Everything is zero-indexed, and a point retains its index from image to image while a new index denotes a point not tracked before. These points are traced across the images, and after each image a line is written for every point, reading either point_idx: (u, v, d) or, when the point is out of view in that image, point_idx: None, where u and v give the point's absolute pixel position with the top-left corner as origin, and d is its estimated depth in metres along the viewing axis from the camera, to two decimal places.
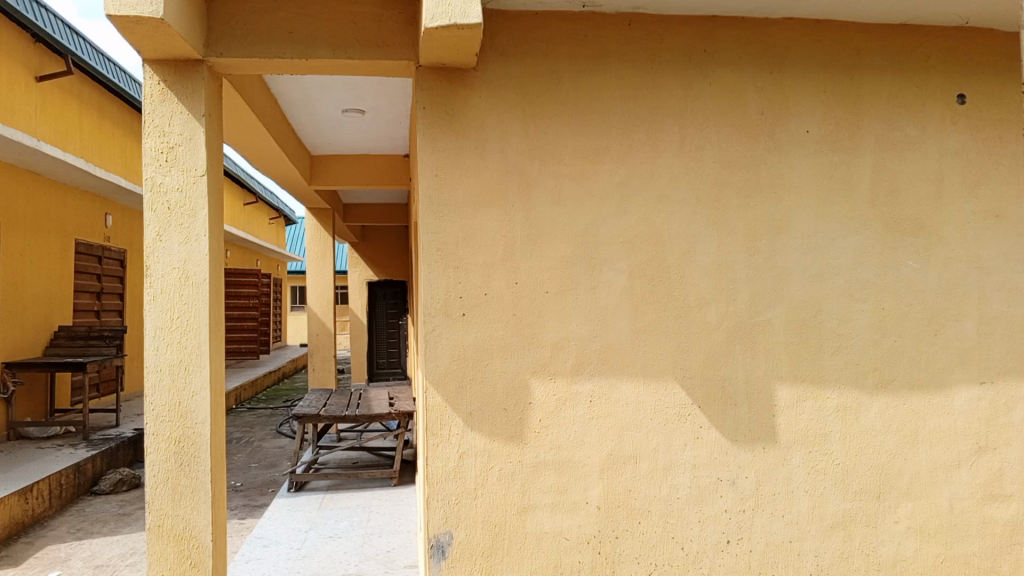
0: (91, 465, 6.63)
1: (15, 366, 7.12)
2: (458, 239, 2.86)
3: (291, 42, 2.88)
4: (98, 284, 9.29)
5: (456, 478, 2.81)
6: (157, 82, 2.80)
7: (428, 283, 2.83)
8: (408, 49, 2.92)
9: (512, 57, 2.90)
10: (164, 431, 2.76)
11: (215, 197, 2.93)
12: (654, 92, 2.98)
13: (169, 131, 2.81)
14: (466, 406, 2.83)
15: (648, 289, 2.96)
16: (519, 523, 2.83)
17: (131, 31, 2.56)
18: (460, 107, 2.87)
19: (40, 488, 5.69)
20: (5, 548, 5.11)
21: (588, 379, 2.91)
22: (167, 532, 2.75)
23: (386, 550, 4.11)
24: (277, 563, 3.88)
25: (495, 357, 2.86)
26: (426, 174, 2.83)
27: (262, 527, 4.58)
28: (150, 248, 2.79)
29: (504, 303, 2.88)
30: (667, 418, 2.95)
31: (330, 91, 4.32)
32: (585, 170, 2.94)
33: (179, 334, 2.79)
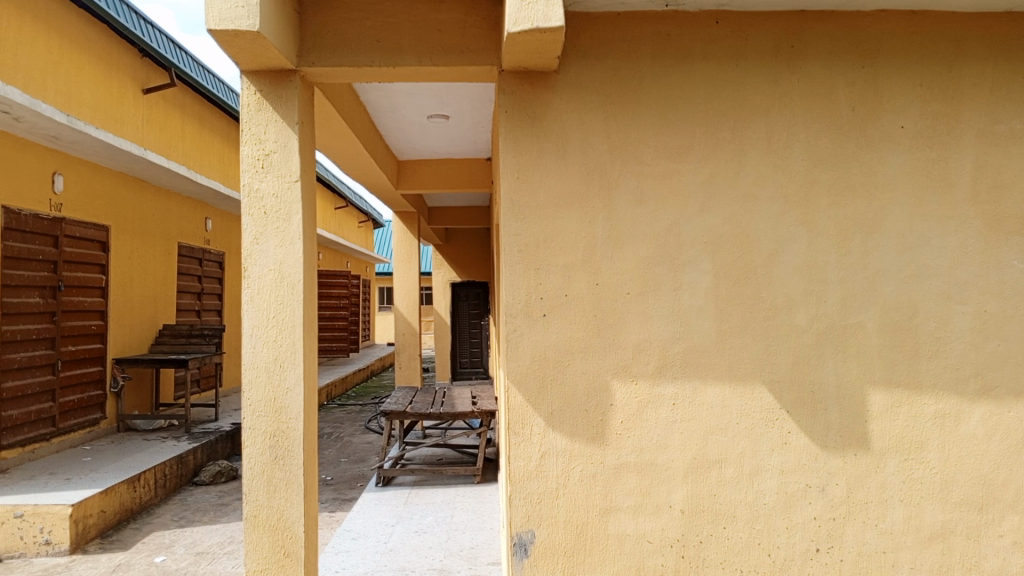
0: (192, 457, 6.99)
1: (124, 362, 7.57)
2: (539, 240, 2.88)
3: (378, 50, 2.97)
4: (199, 285, 9.78)
5: (539, 478, 2.83)
6: (253, 92, 2.94)
7: (510, 285, 2.87)
8: (490, 55, 2.97)
9: (594, 58, 2.91)
10: (261, 425, 2.90)
11: (307, 201, 3.05)
12: (739, 90, 2.93)
13: (265, 139, 2.94)
14: (548, 406, 2.85)
15: (733, 291, 2.92)
16: (601, 525, 2.83)
17: (229, 44, 2.69)
18: (542, 109, 2.90)
19: (146, 477, 6.04)
20: (116, 532, 5.45)
21: (671, 381, 2.89)
22: (263, 522, 2.88)
23: (470, 546, 4.18)
24: (365, 556, 4.00)
25: (576, 358, 2.87)
26: (507, 176, 2.87)
27: (351, 520, 4.73)
28: (248, 251, 2.93)
29: (585, 304, 2.88)
30: (753, 422, 2.89)
31: (416, 97, 4.42)
32: (667, 170, 2.92)
33: (274, 332, 2.92)
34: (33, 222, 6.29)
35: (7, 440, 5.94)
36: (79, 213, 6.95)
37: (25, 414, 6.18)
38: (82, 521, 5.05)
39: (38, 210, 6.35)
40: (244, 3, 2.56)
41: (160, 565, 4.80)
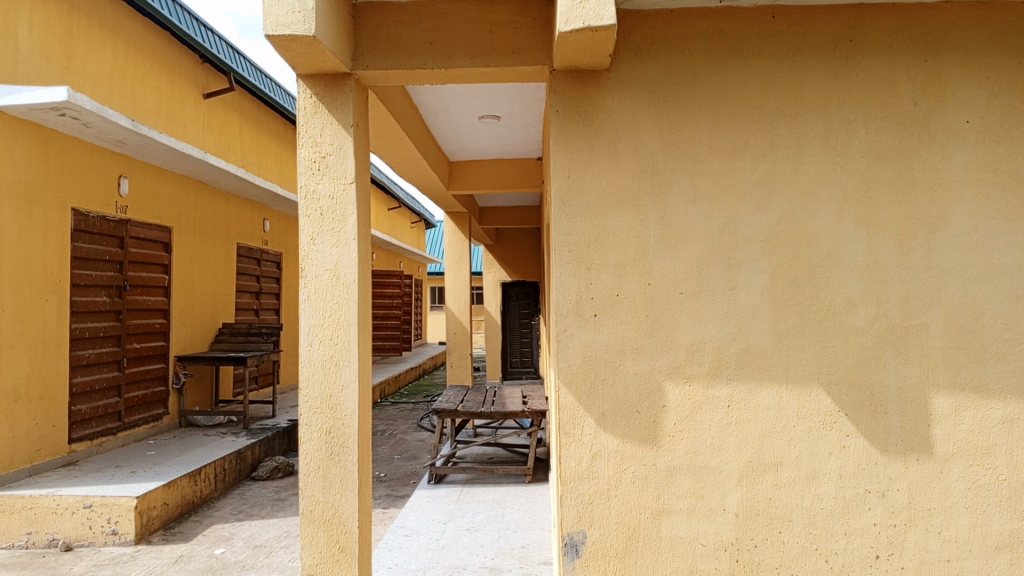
0: (250, 452, 7.16)
1: (186, 359, 7.80)
2: (590, 240, 2.87)
3: (431, 52, 3.00)
4: (257, 285, 10.01)
5: (590, 478, 2.83)
6: (309, 95, 3.00)
7: (560, 285, 2.87)
8: (542, 54, 2.97)
9: (647, 56, 2.88)
10: (317, 422, 2.96)
11: (362, 202, 3.09)
12: (797, 86, 2.87)
13: (321, 141, 3.00)
14: (599, 407, 2.84)
15: (790, 291, 2.86)
16: (653, 527, 2.80)
17: (286, 49, 2.75)
18: (594, 108, 2.88)
19: (207, 472, 6.21)
20: (178, 525, 5.61)
21: (725, 382, 2.85)
22: (318, 517, 2.93)
23: (521, 545, 4.19)
24: (417, 552, 4.05)
25: (628, 358, 2.85)
26: (558, 176, 2.87)
27: (404, 517, 4.78)
28: (305, 251, 3.00)
29: (637, 304, 2.86)
30: (810, 425, 2.83)
31: (467, 98, 4.44)
32: (722, 168, 2.88)
33: (330, 331, 2.98)
34: (100, 224, 6.53)
35: (76, 434, 6.18)
36: (143, 214, 7.18)
37: (93, 409, 6.43)
38: (146, 512, 5.22)
39: (105, 212, 6.58)
40: (301, 9, 2.61)
41: (220, 557, 4.93)
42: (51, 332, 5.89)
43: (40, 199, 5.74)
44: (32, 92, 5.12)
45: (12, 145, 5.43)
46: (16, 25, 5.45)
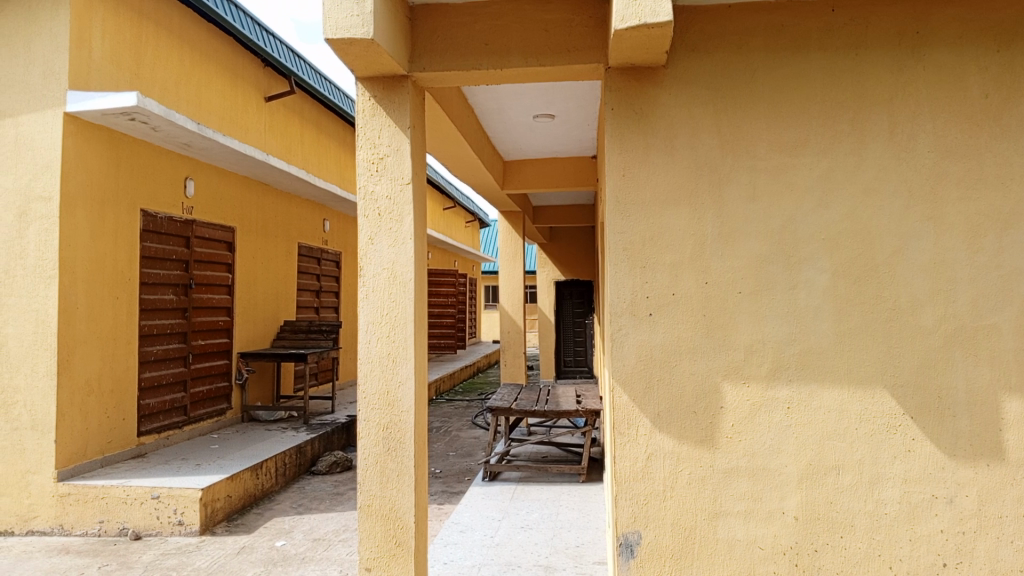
0: (310, 447, 7.31)
1: (248, 356, 8.02)
2: (646, 238, 2.85)
3: (487, 53, 3.03)
4: (317, 284, 10.22)
5: (645, 479, 2.81)
6: (368, 98, 3.06)
7: (615, 284, 2.86)
8: (597, 52, 2.96)
9: (704, 53, 2.85)
10: (375, 417, 3.02)
11: (419, 202, 3.14)
12: (860, 80, 2.80)
13: (379, 143, 3.05)
14: (654, 407, 2.82)
15: (853, 290, 2.79)
16: (710, 529, 2.77)
17: (345, 53, 2.81)
18: (649, 104, 2.86)
19: (268, 466, 6.37)
20: (241, 517, 5.77)
21: (786, 384, 2.79)
22: (375, 512, 2.99)
23: (575, 544, 4.18)
24: (472, 549, 4.08)
25: (684, 358, 2.82)
26: (613, 175, 2.86)
27: (459, 513, 4.83)
28: (363, 251, 3.05)
29: (693, 303, 2.83)
30: (873, 428, 2.76)
31: (522, 98, 4.45)
32: (781, 164, 2.83)
33: (388, 328, 3.03)
34: (167, 224, 6.75)
35: (144, 427, 6.41)
36: (209, 215, 7.40)
37: (160, 403, 6.66)
38: (210, 504, 5.38)
39: (172, 212, 6.80)
40: (359, 12, 2.66)
41: (281, 550, 5.05)
42: (121, 329, 6.12)
43: (112, 201, 5.97)
44: (104, 98, 5.33)
45: (86, 149, 5.66)
46: (89, 34, 5.68)
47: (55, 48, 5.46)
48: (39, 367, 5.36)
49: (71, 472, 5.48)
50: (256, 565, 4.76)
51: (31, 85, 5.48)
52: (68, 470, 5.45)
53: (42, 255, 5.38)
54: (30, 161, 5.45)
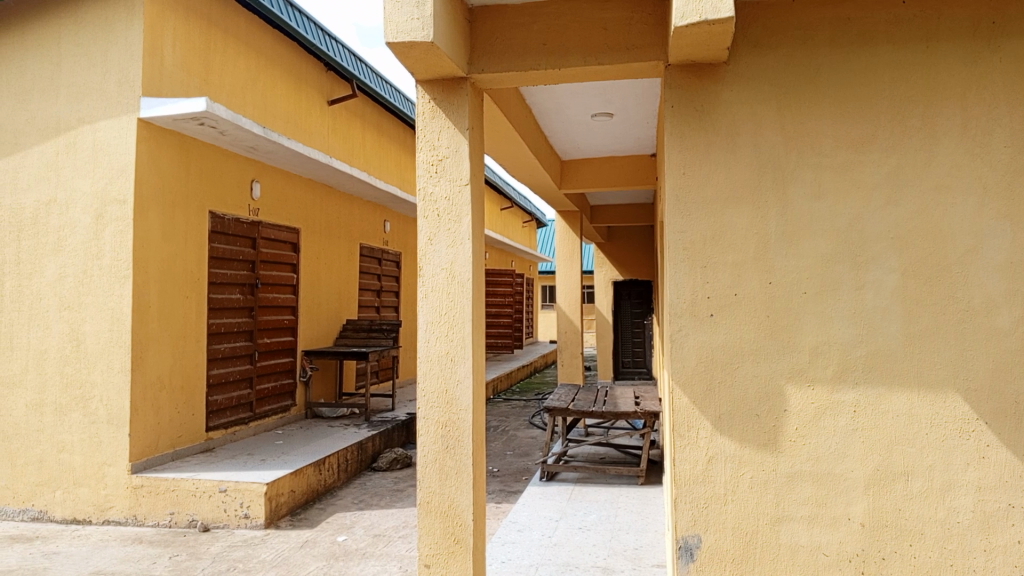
0: (371, 444, 7.43)
1: (312, 354, 8.20)
2: (706, 238, 2.82)
3: (545, 53, 3.03)
4: (378, 284, 10.38)
5: (706, 482, 2.77)
6: (428, 100, 3.10)
7: (675, 285, 2.83)
8: (657, 49, 2.93)
9: (767, 48, 2.79)
10: (434, 415, 3.05)
11: (476, 203, 3.16)
12: (931, 73, 2.71)
13: (439, 144, 3.09)
14: (715, 409, 2.78)
15: (924, 291, 2.70)
16: (772, 534, 2.72)
17: (405, 56, 2.85)
18: (710, 101, 2.82)
19: (331, 462, 6.50)
20: (304, 511, 5.91)
21: (852, 386, 2.72)
22: (434, 509, 3.03)
23: (634, 547, 4.15)
24: (530, 548, 4.10)
25: (746, 360, 2.77)
26: (673, 173, 2.83)
27: (517, 512, 4.84)
28: (423, 251, 3.10)
29: (756, 304, 2.78)
30: (945, 434, 2.66)
31: (580, 97, 4.44)
32: (848, 161, 2.75)
33: (446, 328, 3.06)
34: (234, 225, 6.95)
35: (212, 423, 6.62)
36: (274, 217, 7.60)
37: (227, 399, 6.86)
38: (275, 499, 5.52)
39: (239, 214, 7.00)
40: (419, 15, 2.70)
41: (342, 544, 5.15)
42: (191, 327, 6.33)
43: (182, 203, 6.17)
44: (175, 103, 5.52)
45: (158, 153, 5.88)
46: (162, 43, 5.90)
47: (129, 56, 5.69)
48: (114, 364, 5.59)
49: (144, 465, 5.70)
50: (319, 559, 4.87)
51: (107, 93, 5.73)
52: (140, 462, 5.67)
53: (118, 255, 5.61)
54: (106, 166, 5.68)
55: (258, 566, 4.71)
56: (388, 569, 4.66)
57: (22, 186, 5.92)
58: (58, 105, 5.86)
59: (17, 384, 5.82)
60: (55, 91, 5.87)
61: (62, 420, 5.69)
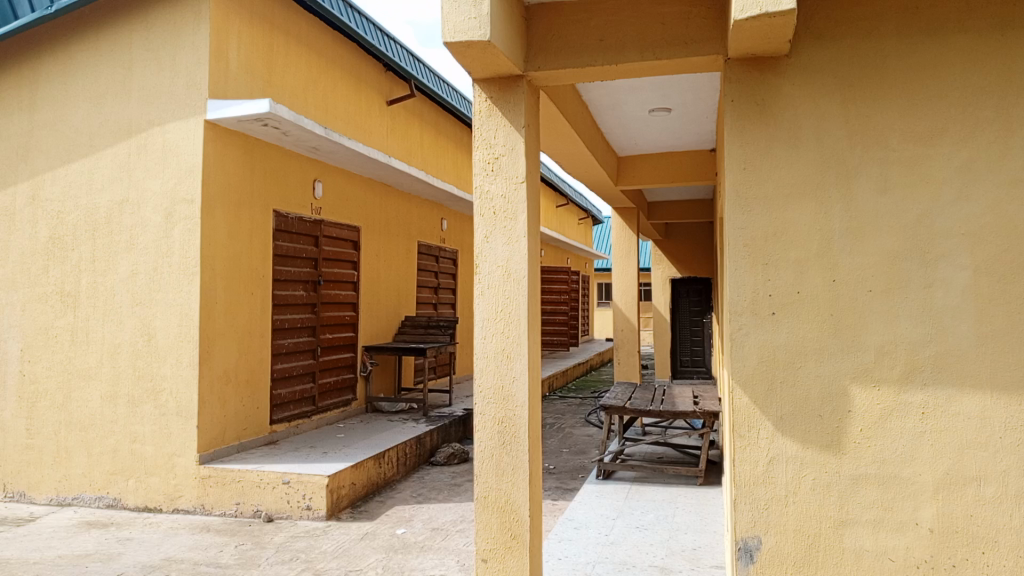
0: (429, 438, 7.52)
1: (372, 349, 8.34)
2: (768, 234, 2.77)
3: (602, 49, 3.03)
4: (436, 281, 10.48)
5: (766, 484, 2.73)
6: (485, 99, 3.12)
7: (735, 283, 2.79)
8: (716, 43, 2.89)
9: (831, 40, 2.72)
10: (491, 411, 3.08)
11: (533, 201, 3.17)
12: (1006, 63, 2.60)
13: (495, 143, 3.11)
14: (777, 409, 2.73)
15: (998, 289, 2.61)
16: (836, 537, 2.66)
17: (463, 55, 2.88)
18: (772, 95, 2.77)
19: (390, 455, 6.61)
20: (364, 504, 6.02)
21: (920, 388, 2.64)
22: (492, 504, 3.06)
23: (692, 547, 4.10)
24: (587, 546, 4.10)
25: (808, 360, 2.72)
26: (734, 169, 2.79)
27: (573, 510, 4.84)
28: (480, 248, 3.12)
29: (820, 302, 2.72)
30: (1019, 438, 2.57)
31: (638, 93, 4.40)
32: (917, 155, 2.67)
33: (503, 325, 3.08)
34: (298, 224, 7.12)
35: (276, 416, 6.81)
36: (336, 215, 7.75)
37: (291, 393, 7.04)
38: (336, 491, 5.64)
39: (302, 213, 7.17)
40: (476, 15, 2.72)
41: (401, 537, 5.23)
42: (256, 323, 6.51)
43: (247, 202, 6.35)
44: (240, 105, 5.67)
45: (224, 153, 6.06)
46: (227, 46, 6.08)
47: (197, 60, 5.89)
48: (183, 358, 5.79)
49: (211, 456, 5.90)
50: (378, 551, 4.95)
51: (176, 95, 5.93)
52: (208, 454, 5.87)
53: (186, 252, 5.81)
54: (175, 167, 5.89)
55: (320, 557, 4.82)
56: (446, 562, 4.71)
57: (96, 186, 6.15)
58: (130, 108, 6.09)
59: (92, 376, 6.07)
60: (127, 95, 6.09)
61: (134, 411, 5.92)
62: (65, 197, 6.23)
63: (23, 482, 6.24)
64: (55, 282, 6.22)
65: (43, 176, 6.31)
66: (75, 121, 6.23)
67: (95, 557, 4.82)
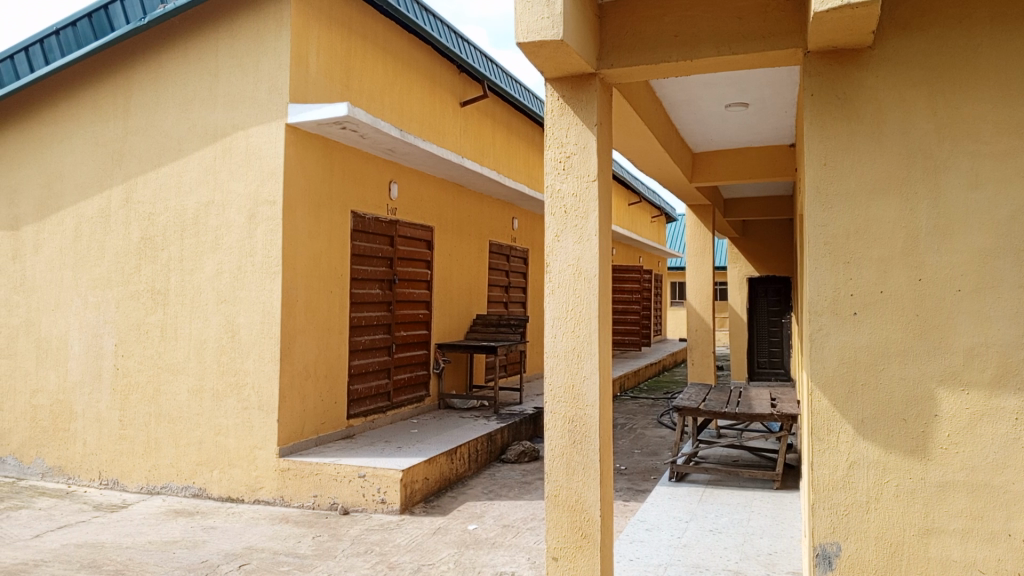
0: (500, 436, 7.57)
1: (444, 347, 8.45)
2: (849, 232, 2.69)
3: (677, 45, 2.99)
4: (507, 279, 10.54)
5: (846, 488, 2.65)
6: (556, 98, 3.13)
7: (815, 282, 2.72)
8: (795, 36, 2.82)
9: (917, 30, 2.62)
10: (561, 410, 3.09)
11: (604, 200, 3.17)
12: None
13: (567, 141, 3.11)
14: (858, 413, 2.65)
15: None
16: (920, 546, 2.57)
17: (536, 55, 2.90)
18: (854, 87, 2.68)
19: (462, 452, 6.69)
20: (437, 498, 6.12)
21: (1013, 393, 2.52)
22: (562, 502, 3.07)
23: (768, 552, 4.02)
24: (659, 548, 4.06)
25: (892, 362, 2.62)
26: (814, 164, 2.72)
27: (645, 512, 4.80)
28: (550, 247, 3.14)
29: (906, 302, 2.62)
30: None
31: (713, 88, 4.33)
32: (1010, 148, 2.55)
33: (573, 323, 3.08)
34: (374, 224, 7.28)
35: (353, 411, 6.98)
36: (411, 215, 7.90)
37: (367, 389, 7.21)
38: (410, 486, 5.75)
39: (379, 213, 7.34)
40: (549, 14, 2.73)
41: (473, 533, 5.29)
42: (334, 320, 6.69)
43: (326, 203, 6.54)
44: (319, 109, 5.84)
45: (304, 156, 6.26)
46: (307, 51, 6.27)
47: (279, 66, 6.10)
48: (265, 354, 6.01)
49: (291, 449, 6.10)
50: (451, 546, 5.03)
51: (259, 101, 6.16)
52: (288, 447, 6.06)
53: (269, 252, 6.03)
54: (258, 169, 6.11)
55: (394, 550, 4.92)
56: (516, 559, 4.75)
57: (184, 188, 6.43)
58: (216, 113, 6.34)
59: (180, 370, 6.35)
60: (213, 101, 6.35)
61: (219, 405, 6.17)
62: (156, 199, 6.53)
63: (116, 470, 6.58)
64: (147, 280, 6.54)
65: (135, 179, 6.63)
66: (165, 126, 6.53)
67: (182, 543, 5.05)
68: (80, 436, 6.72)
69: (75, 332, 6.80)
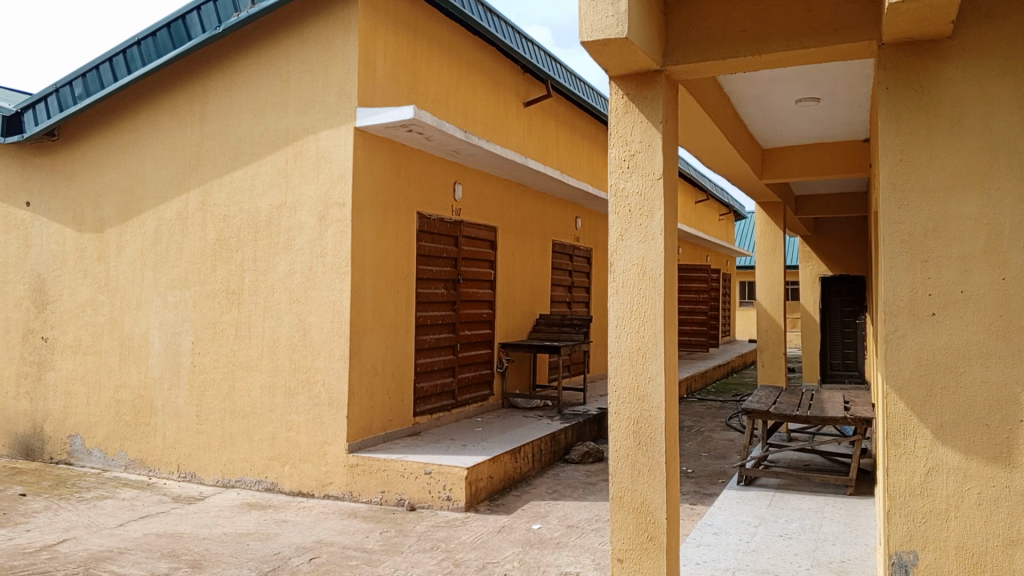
0: (564, 436, 7.56)
1: (508, 346, 8.48)
2: (927, 230, 2.59)
3: (745, 40, 2.94)
4: (570, 279, 10.52)
5: (924, 496, 2.55)
6: (621, 96, 3.11)
7: (891, 281, 2.63)
8: (870, 29, 2.74)
9: (1001, 19, 2.50)
10: (625, 410, 3.07)
11: (669, 198, 3.13)
12: None
13: (631, 140, 3.09)
14: (937, 417, 2.55)
15: None
16: (1004, 557, 2.46)
17: (600, 54, 2.89)
18: (932, 80, 2.58)
19: (525, 451, 6.71)
20: (501, 497, 6.16)
21: None
22: (627, 503, 3.05)
23: (841, 559, 3.90)
24: (727, 552, 4.00)
25: (973, 364, 2.51)
26: (889, 160, 2.63)
27: (712, 515, 4.73)
28: (614, 247, 3.12)
29: (988, 302, 2.51)
30: None
31: (782, 83, 4.23)
32: None
33: (638, 324, 3.06)
34: (439, 224, 7.37)
35: (419, 409, 7.08)
36: (475, 215, 7.96)
37: (432, 387, 7.30)
38: (474, 484, 5.80)
39: (444, 214, 7.42)
40: (614, 13, 2.71)
41: (537, 532, 5.30)
42: (400, 319, 6.80)
43: (393, 205, 6.65)
44: (387, 112, 5.96)
45: (372, 159, 6.38)
46: (374, 55, 6.39)
47: (347, 71, 6.23)
48: (335, 352, 6.16)
49: (359, 446, 6.22)
50: (515, 545, 5.05)
51: (329, 105, 6.31)
52: (356, 443, 6.19)
53: (338, 253, 6.17)
54: (328, 172, 6.27)
55: (460, 547, 4.97)
56: (581, 560, 4.74)
57: (257, 191, 6.64)
58: (287, 117, 6.52)
59: (253, 367, 6.55)
60: (285, 106, 6.53)
61: (291, 401, 6.35)
62: (231, 201, 6.76)
63: (193, 464, 6.84)
64: (222, 280, 6.77)
65: (211, 183, 6.87)
66: (240, 131, 6.75)
67: (255, 536, 5.22)
68: (160, 430, 7.01)
69: (155, 330, 7.09)
